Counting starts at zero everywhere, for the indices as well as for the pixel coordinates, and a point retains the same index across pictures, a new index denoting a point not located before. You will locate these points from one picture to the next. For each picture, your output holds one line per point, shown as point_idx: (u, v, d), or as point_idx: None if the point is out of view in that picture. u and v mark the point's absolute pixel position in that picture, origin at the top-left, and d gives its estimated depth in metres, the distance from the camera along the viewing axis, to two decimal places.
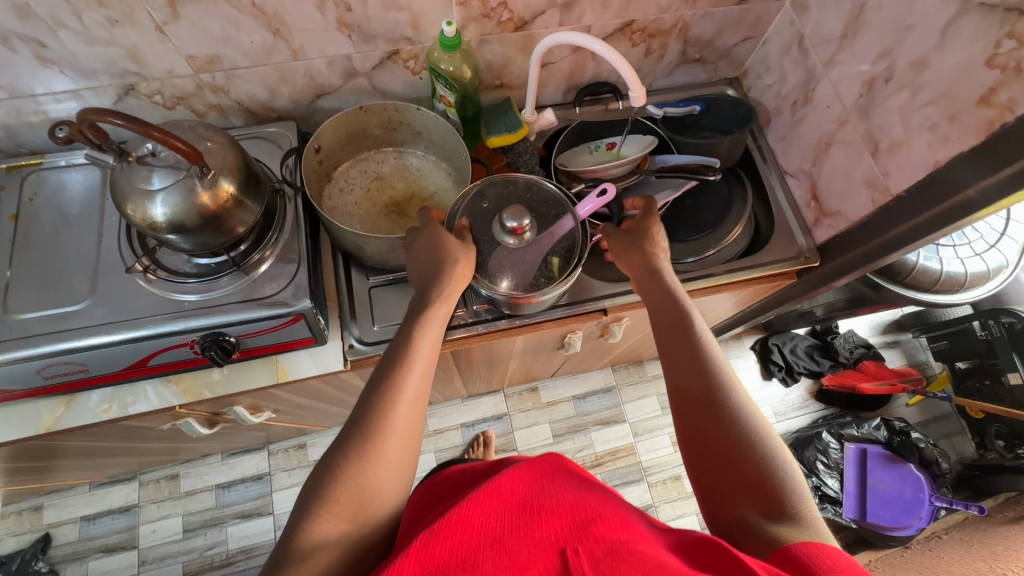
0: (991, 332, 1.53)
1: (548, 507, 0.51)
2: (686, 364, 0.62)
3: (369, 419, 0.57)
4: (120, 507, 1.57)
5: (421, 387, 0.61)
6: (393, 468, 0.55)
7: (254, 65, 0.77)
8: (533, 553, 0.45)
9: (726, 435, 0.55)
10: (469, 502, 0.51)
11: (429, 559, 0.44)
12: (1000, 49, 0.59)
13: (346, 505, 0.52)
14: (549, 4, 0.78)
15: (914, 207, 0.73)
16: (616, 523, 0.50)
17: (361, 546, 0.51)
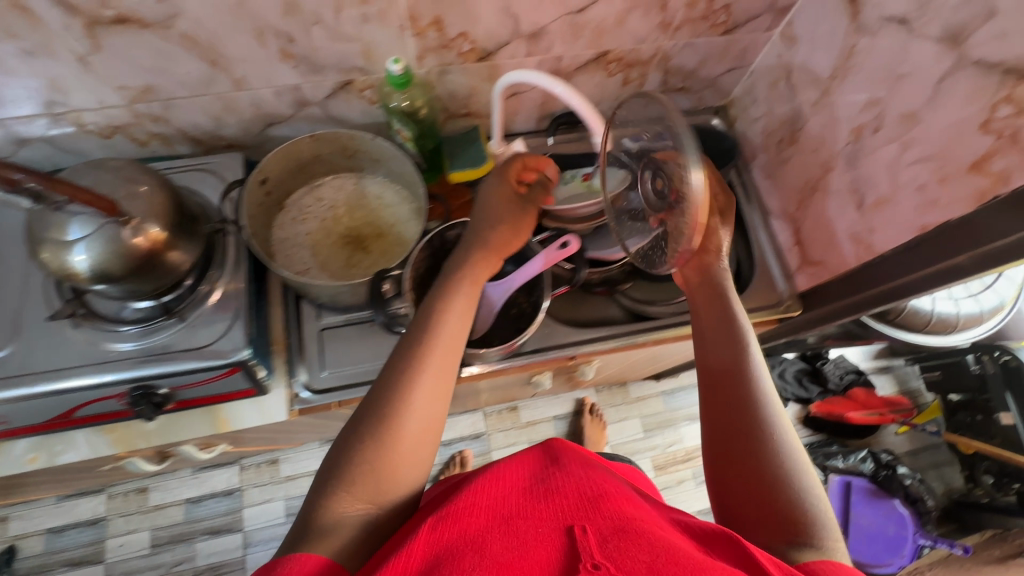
0: (984, 367, 1.48)
1: (557, 490, 0.51)
2: (735, 369, 0.55)
3: (388, 399, 0.53)
4: (88, 520, 1.54)
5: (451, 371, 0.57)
6: (416, 453, 0.52)
7: (193, 95, 0.71)
8: (542, 537, 0.45)
9: (754, 443, 0.50)
10: (474, 490, 0.52)
11: (437, 540, 0.44)
12: (996, 114, 0.53)
13: (369, 490, 0.48)
14: (513, 34, 0.72)
15: (900, 267, 0.68)
16: (621, 500, 0.50)
17: (374, 530, 0.48)
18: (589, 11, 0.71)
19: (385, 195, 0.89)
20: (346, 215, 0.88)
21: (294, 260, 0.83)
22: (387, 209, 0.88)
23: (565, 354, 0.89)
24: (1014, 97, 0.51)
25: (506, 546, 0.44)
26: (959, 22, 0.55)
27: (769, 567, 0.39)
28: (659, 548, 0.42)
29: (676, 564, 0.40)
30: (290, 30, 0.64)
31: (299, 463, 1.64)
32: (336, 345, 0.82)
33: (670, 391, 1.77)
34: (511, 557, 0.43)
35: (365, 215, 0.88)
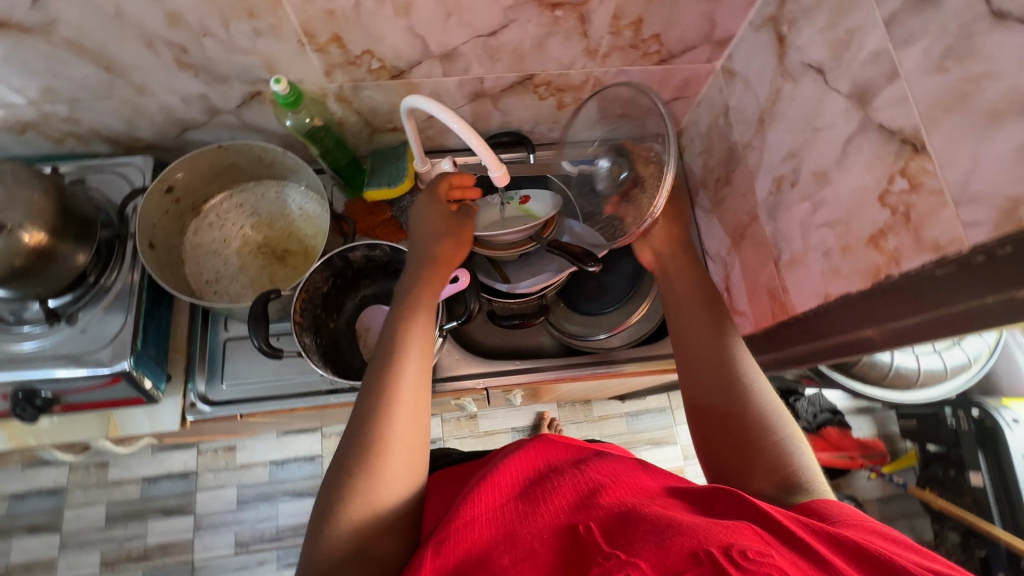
0: (960, 423, 1.39)
1: (551, 488, 0.45)
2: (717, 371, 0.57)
3: (369, 411, 0.52)
4: (48, 489, 1.59)
5: (421, 358, 0.58)
6: (404, 464, 0.50)
7: (97, 98, 0.71)
8: (547, 541, 0.40)
9: (742, 424, 0.52)
10: (471, 502, 0.44)
11: (443, 570, 0.38)
12: (893, 186, 0.48)
13: (362, 518, 0.46)
14: (424, 54, 0.69)
15: (811, 332, 0.63)
16: (621, 489, 0.45)
17: (374, 553, 0.45)
18: (502, 35, 0.67)
19: (307, 206, 0.86)
20: (266, 225, 0.86)
21: (204, 267, 0.83)
22: (307, 221, 0.86)
23: (474, 384, 0.83)
24: (907, 172, 0.46)
25: (516, 558, 0.38)
26: (866, 79, 0.50)
27: (807, 537, 0.36)
28: (661, 525, 0.38)
29: (683, 535, 0.36)
30: (181, 41, 0.63)
31: (255, 452, 1.65)
32: (240, 357, 0.81)
33: (635, 413, 1.70)
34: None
35: (285, 226, 0.86)
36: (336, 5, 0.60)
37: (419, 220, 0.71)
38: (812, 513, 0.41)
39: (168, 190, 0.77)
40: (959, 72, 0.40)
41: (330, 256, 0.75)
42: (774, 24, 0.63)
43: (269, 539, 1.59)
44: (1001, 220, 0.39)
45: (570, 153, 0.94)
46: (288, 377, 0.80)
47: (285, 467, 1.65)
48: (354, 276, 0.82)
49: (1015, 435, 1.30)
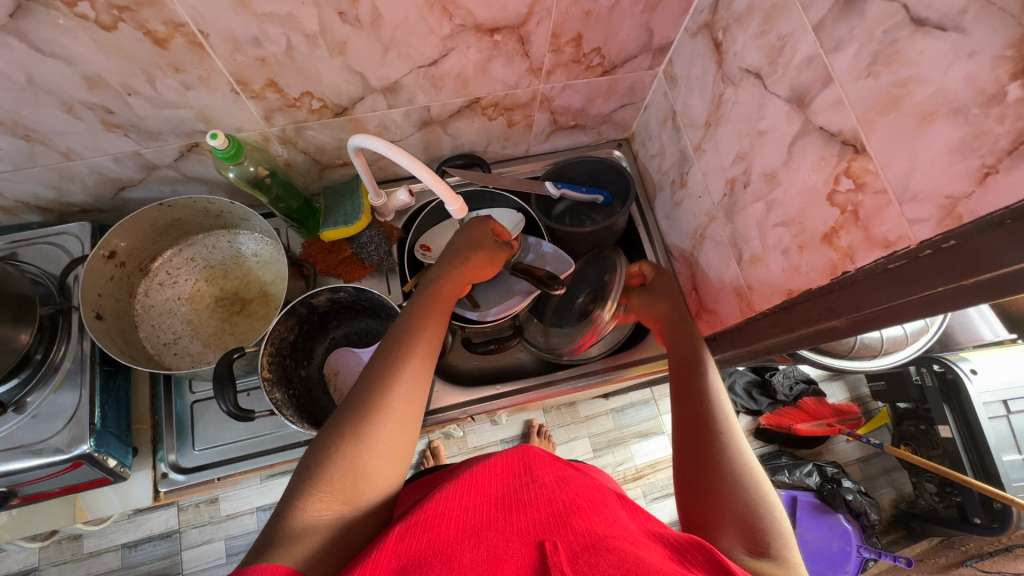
0: (924, 379, 1.45)
1: (528, 499, 0.46)
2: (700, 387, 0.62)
3: (370, 387, 0.53)
4: (18, 572, 1.49)
5: (427, 381, 0.56)
6: (396, 454, 0.50)
7: (19, 168, 0.66)
8: (511, 549, 0.39)
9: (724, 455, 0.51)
10: (443, 498, 0.45)
11: (406, 550, 0.38)
12: (839, 186, 0.49)
13: (342, 488, 0.45)
14: (365, 89, 0.67)
15: (777, 327, 0.65)
16: (594, 516, 0.44)
17: (346, 533, 0.43)
18: (442, 63, 0.66)
19: (262, 253, 0.83)
20: (221, 276, 0.83)
21: (160, 330, 0.79)
22: (264, 267, 0.83)
23: (458, 415, 0.83)
24: (851, 172, 0.47)
25: (479, 559, 0.38)
26: (803, 83, 0.51)
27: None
28: (628, 562, 0.36)
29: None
30: (104, 103, 0.59)
31: (240, 500, 1.60)
32: (210, 419, 0.78)
33: (620, 408, 1.71)
34: (481, 569, 0.37)
35: (241, 275, 0.83)
36: (267, 51, 0.58)
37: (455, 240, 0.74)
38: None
39: (111, 255, 0.73)
40: (889, 77, 0.42)
41: (293, 305, 0.72)
42: (709, 30, 0.64)
43: None
44: (942, 217, 0.40)
45: (526, 168, 0.94)
46: (264, 433, 0.77)
47: None
48: (321, 320, 0.79)
49: (975, 385, 1.38)
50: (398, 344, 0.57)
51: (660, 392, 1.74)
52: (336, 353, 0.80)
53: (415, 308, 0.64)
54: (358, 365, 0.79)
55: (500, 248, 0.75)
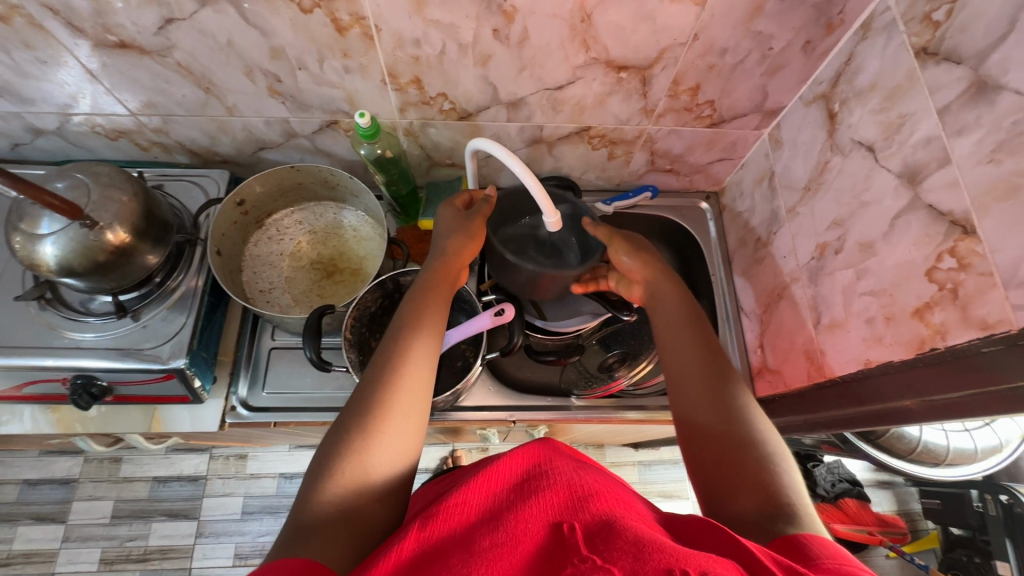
0: (986, 506, 1.36)
1: (546, 485, 0.46)
2: (699, 389, 0.56)
3: (370, 383, 0.55)
4: (61, 479, 1.61)
5: (420, 364, 0.57)
6: (392, 437, 0.51)
7: (190, 114, 0.77)
8: (529, 531, 0.41)
9: (730, 436, 0.51)
10: (466, 488, 0.47)
11: (428, 538, 0.40)
12: (941, 263, 0.50)
13: (350, 481, 0.47)
14: (493, 100, 0.74)
15: (845, 398, 0.65)
16: (613, 501, 0.45)
17: (361, 514, 0.46)
18: (567, 89, 0.73)
19: (361, 228, 0.91)
20: (321, 242, 0.91)
21: (260, 278, 0.87)
22: (360, 242, 0.90)
23: (502, 416, 0.85)
24: (956, 251, 0.48)
25: (497, 540, 0.39)
26: (917, 161, 0.53)
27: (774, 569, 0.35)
28: (643, 540, 0.37)
29: (663, 554, 0.35)
30: (277, 72, 0.69)
31: (266, 463, 1.66)
32: (284, 366, 0.84)
33: (648, 463, 1.71)
34: (500, 551, 0.38)
35: (339, 245, 0.90)
36: (423, 52, 0.66)
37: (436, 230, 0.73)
38: (796, 548, 0.39)
39: (239, 203, 0.82)
40: (1012, 164, 0.43)
41: (383, 278, 0.79)
42: (826, 101, 0.67)
43: None
44: None
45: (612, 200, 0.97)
46: (326, 390, 0.83)
47: (293, 482, 1.65)
48: None
49: None
50: (392, 344, 0.58)
51: None
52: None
53: (409, 305, 0.64)
54: None
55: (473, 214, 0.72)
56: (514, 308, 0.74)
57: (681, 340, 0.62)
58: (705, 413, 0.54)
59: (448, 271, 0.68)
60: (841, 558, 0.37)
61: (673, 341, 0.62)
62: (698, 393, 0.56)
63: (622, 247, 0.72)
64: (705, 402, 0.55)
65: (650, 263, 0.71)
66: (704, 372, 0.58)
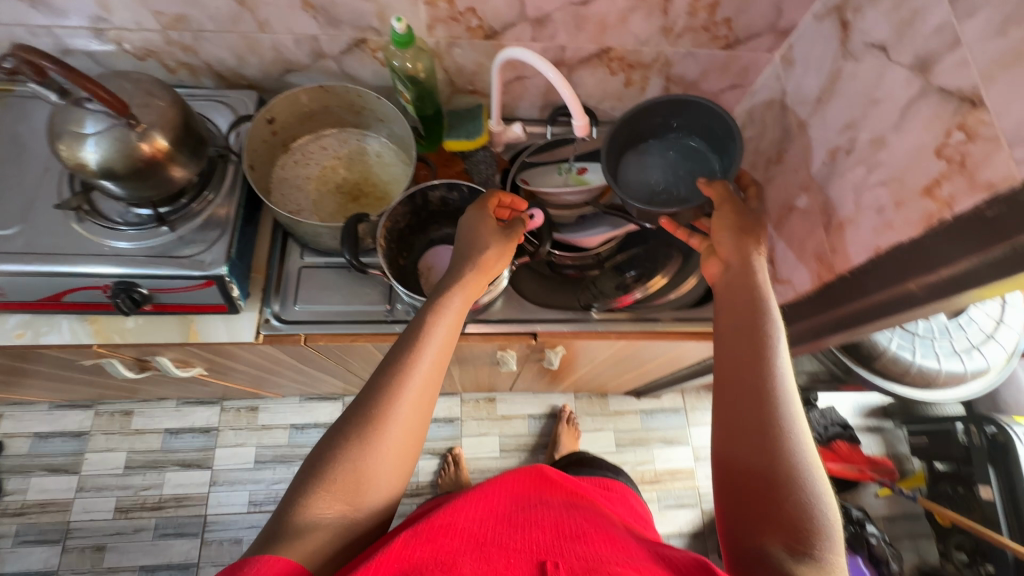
0: (971, 438, 1.45)
1: (536, 519, 0.52)
2: (750, 397, 0.53)
3: (366, 404, 0.55)
4: (72, 432, 1.61)
5: (410, 408, 0.55)
6: (384, 472, 0.53)
7: (221, 30, 0.78)
8: (513, 558, 0.45)
9: (769, 431, 0.50)
10: (450, 510, 0.54)
11: (409, 549, 0.45)
12: (950, 139, 0.54)
13: (341, 487, 0.50)
14: (519, 17, 0.77)
15: (853, 292, 0.69)
16: (599, 542, 0.49)
17: (345, 541, 0.49)
18: (592, 5, 0.76)
19: (385, 154, 0.94)
20: (346, 167, 0.93)
21: (287, 199, 0.89)
22: (385, 167, 0.93)
23: (524, 330, 0.89)
24: (965, 125, 0.53)
25: (480, 565, 0.44)
26: (928, 50, 0.57)
27: None
28: None
29: None
30: None
31: (277, 414, 1.69)
32: (314, 282, 0.87)
33: (650, 411, 1.77)
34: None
35: (363, 169, 0.93)
36: None
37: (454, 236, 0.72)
38: None
39: (269, 121, 0.84)
40: (1019, 34, 0.47)
41: (413, 192, 0.81)
42: (838, 12, 0.71)
43: None
44: None
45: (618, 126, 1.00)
46: (355, 304, 0.86)
47: (305, 432, 1.68)
48: (428, 218, 0.88)
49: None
50: (388, 367, 0.57)
51: (692, 405, 1.79)
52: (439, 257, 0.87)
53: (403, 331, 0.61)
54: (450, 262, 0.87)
55: (502, 238, 0.71)
56: (543, 216, 0.78)
57: (745, 313, 0.59)
58: (755, 398, 0.52)
59: (459, 298, 0.65)
60: None
61: (738, 310, 0.59)
62: (753, 373, 0.54)
63: (725, 222, 0.66)
64: (750, 389, 0.53)
65: (745, 241, 0.64)
66: (758, 354, 0.55)
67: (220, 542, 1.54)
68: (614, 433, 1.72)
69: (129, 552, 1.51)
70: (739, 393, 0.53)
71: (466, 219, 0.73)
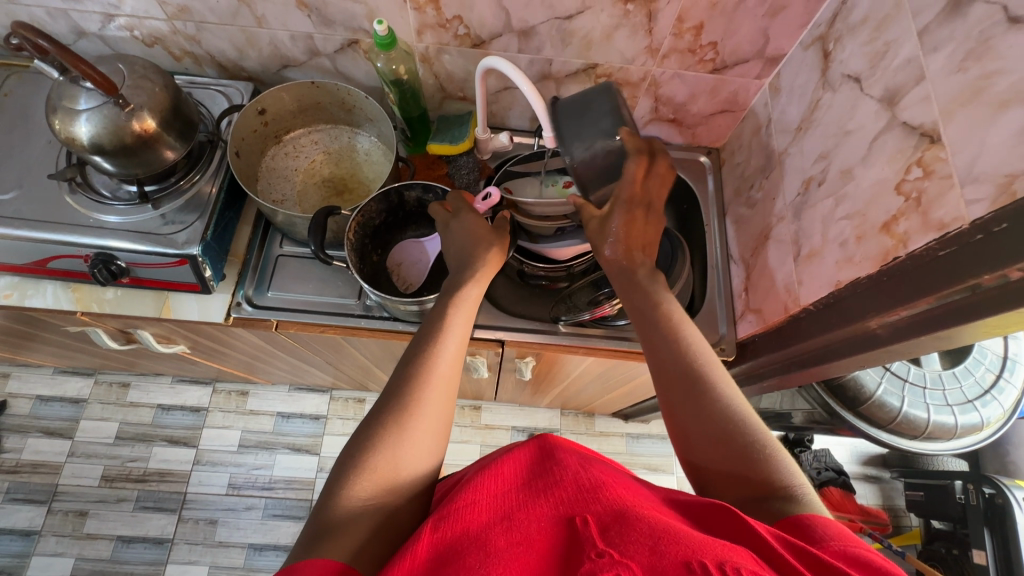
0: (969, 498, 1.36)
1: (557, 480, 0.49)
2: (688, 390, 0.55)
3: (406, 382, 0.57)
4: (71, 398, 1.67)
5: (450, 376, 0.60)
6: (427, 439, 0.54)
7: (222, 23, 0.82)
8: (543, 532, 0.43)
9: (710, 411, 0.53)
10: (473, 487, 0.50)
11: (440, 539, 0.43)
12: (909, 175, 0.53)
13: (383, 477, 0.50)
14: (505, 28, 0.78)
15: (815, 327, 0.68)
16: (621, 491, 0.48)
17: (391, 521, 0.48)
18: (576, 20, 0.76)
19: (372, 153, 0.96)
20: (334, 163, 0.95)
21: (274, 188, 0.92)
22: (371, 165, 0.95)
23: (490, 336, 0.90)
24: (923, 161, 0.51)
25: (513, 540, 0.42)
26: (897, 84, 0.56)
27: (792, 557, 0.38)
28: (657, 532, 0.40)
29: (678, 546, 0.38)
30: None
31: (266, 401, 1.72)
32: (289, 270, 0.89)
33: (636, 436, 1.74)
34: (516, 551, 0.41)
35: (351, 166, 0.95)
36: None
37: (454, 230, 0.76)
38: (799, 530, 0.42)
39: (260, 112, 0.87)
40: (976, 71, 0.46)
41: (388, 190, 0.83)
42: (822, 42, 0.70)
43: (261, 486, 1.62)
44: (998, 196, 0.43)
45: None
46: (326, 296, 0.88)
47: (290, 421, 1.70)
48: (404, 218, 0.90)
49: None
50: (422, 346, 0.61)
51: None
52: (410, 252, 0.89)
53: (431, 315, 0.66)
54: (418, 255, 0.88)
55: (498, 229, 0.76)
56: (499, 192, 0.79)
57: (654, 320, 0.61)
58: (685, 387, 0.55)
59: (484, 281, 0.71)
60: (848, 540, 0.40)
61: (648, 320, 0.62)
62: (674, 362, 0.57)
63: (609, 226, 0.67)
64: (680, 384, 0.55)
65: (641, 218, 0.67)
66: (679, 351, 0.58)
67: (196, 521, 1.57)
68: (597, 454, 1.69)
69: (109, 520, 1.55)
70: (676, 393, 0.55)
71: (462, 220, 0.76)
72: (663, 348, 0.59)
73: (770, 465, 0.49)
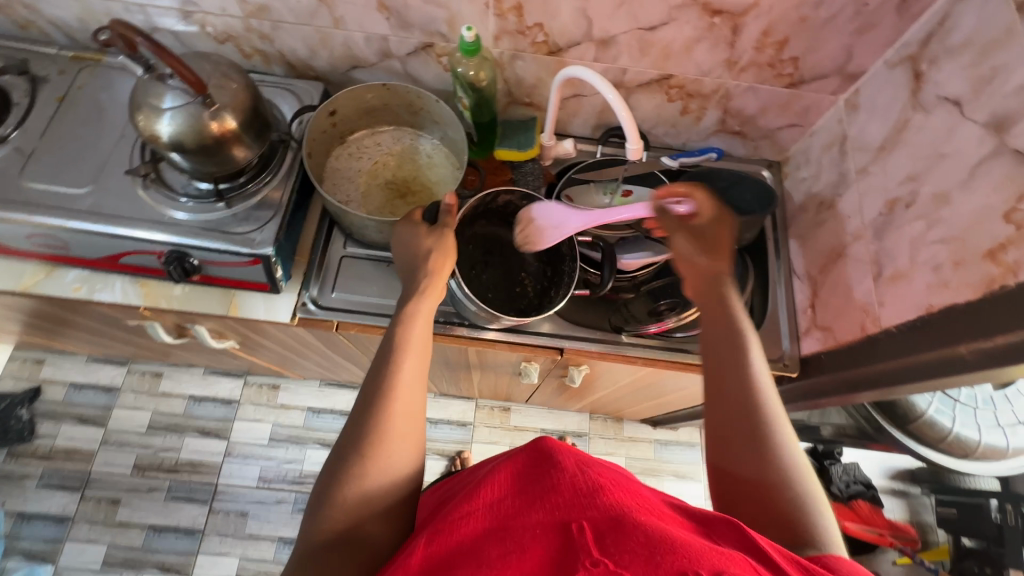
0: None
1: (553, 484, 0.48)
2: (735, 412, 0.55)
3: (362, 410, 0.55)
4: (105, 386, 1.68)
5: (402, 396, 0.56)
6: (388, 466, 0.52)
7: (298, 23, 0.82)
8: (538, 537, 0.42)
9: (751, 441, 0.53)
10: (471, 498, 0.49)
11: (437, 554, 0.43)
12: (1021, 204, 0.53)
13: (352, 504, 0.50)
14: (585, 36, 0.78)
15: (896, 349, 0.67)
16: (620, 494, 0.47)
17: (364, 543, 0.49)
18: (659, 31, 0.76)
19: (435, 156, 0.96)
20: (397, 164, 0.95)
21: (338, 189, 0.91)
22: (433, 168, 0.95)
23: (552, 344, 0.89)
24: None
25: (506, 550, 0.42)
26: (1007, 110, 0.55)
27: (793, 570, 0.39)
28: (655, 540, 0.40)
29: (676, 555, 0.38)
30: None
31: (297, 395, 1.73)
32: (353, 272, 0.89)
33: (665, 442, 1.74)
34: (510, 560, 0.40)
35: (414, 168, 0.95)
36: None
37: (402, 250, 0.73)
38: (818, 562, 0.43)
39: (331, 113, 0.87)
40: None
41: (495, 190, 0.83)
42: (912, 62, 0.69)
43: (291, 480, 1.63)
44: None
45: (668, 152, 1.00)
46: (389, 298, 0.88)
47: (320, 417, 1.71)
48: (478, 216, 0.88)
49: None
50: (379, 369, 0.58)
51: None
52: (538, 203, 0.82)
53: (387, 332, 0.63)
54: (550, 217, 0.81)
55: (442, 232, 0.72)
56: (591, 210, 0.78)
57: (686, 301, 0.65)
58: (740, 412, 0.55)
59: (432, 292, 0.67)
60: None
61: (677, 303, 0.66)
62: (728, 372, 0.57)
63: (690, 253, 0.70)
64: (733, 405, 0.55)
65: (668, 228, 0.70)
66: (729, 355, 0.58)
67: (227, 513, 1.57)
68: (625, 459, 1.69)
69: (141, 509, 1.56)
70: (726, 411, 0.56)
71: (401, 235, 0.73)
72: (713, 350, 0.60)
73: (801, 511, 0.50)
